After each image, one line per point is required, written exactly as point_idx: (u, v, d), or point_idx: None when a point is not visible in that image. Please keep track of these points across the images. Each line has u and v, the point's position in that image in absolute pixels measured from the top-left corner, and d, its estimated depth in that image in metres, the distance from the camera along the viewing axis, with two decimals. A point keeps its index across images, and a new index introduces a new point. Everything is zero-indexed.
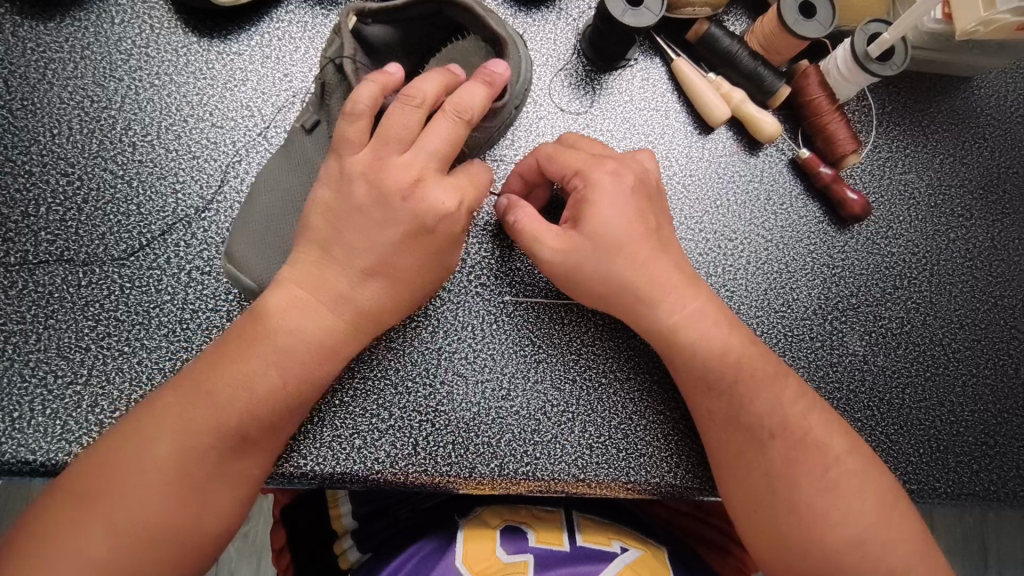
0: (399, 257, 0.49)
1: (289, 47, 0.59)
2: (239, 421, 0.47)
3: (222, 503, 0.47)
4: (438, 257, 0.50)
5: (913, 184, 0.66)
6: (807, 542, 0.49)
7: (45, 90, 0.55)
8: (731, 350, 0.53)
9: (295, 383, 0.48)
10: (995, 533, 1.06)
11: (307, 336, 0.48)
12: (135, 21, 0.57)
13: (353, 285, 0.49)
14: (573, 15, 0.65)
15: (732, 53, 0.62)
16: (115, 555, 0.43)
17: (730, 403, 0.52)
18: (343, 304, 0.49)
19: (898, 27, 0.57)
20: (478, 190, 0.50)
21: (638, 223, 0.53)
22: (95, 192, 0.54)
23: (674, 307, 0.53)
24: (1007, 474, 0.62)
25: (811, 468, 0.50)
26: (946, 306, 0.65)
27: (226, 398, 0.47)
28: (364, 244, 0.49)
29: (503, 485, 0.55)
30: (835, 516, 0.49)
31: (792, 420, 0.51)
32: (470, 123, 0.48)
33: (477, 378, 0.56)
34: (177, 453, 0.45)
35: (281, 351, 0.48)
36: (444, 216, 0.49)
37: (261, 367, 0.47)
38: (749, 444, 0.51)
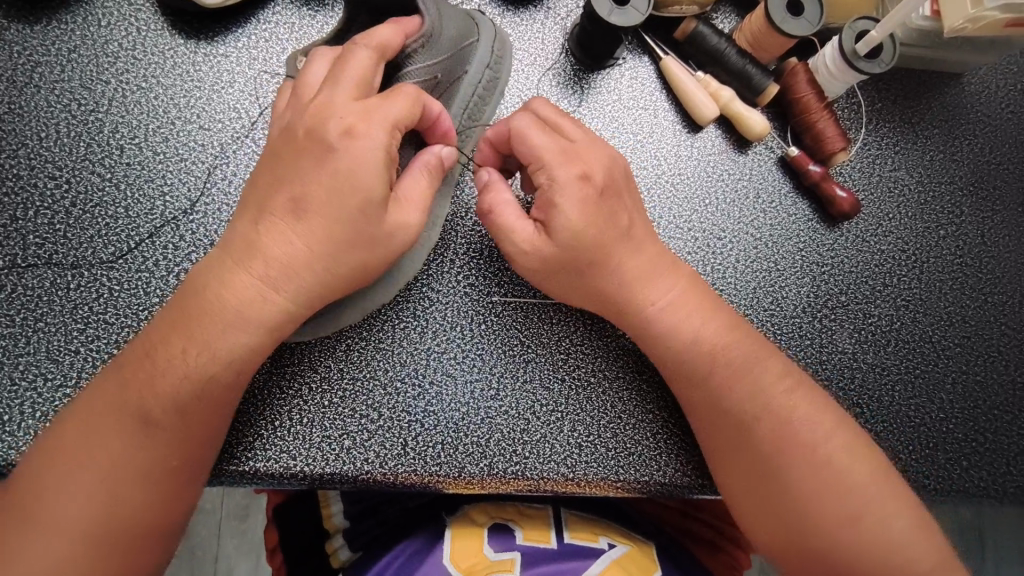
0: (315, 189, 0.47)
1: (275, 48, 0.59)
2: (143, 400, 0.46)
3: (143, 488, 0.46)
4: (367, 196, 0.46)
5: (902, 181, 0.66)
6: (812, 527, 0.49)
7: (33, 94, 0.55)
8: (710, 334, 0.53)
9: (200, 348, 0.47)
10: (992, 528, 1.06)
11: (227, 302, 0.47)
12: (121, 23, 0.57)
13: (271, 240, 0.47)
14: (560, 14, 0.65)
15: (719, 51, 0.62)
16: (45, 549, 0.44)
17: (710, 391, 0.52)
18: (265, 259, 0.47)
19: (886, 25, 0.57)
20: (388, 102, 0.47)
21: (615, 211, 0.52)
22: (83, 195, 0.54)
23: (654, 297, 0.53)
24: (997, 471, 0.62)
25: (798, 459, 0.50)
26: (936, 303, 0.65)
27: (136, 376, 0.46)
28: (282, 191, 0.47)
29: (492, 485, 0.55)
30: (830, 492, 0.49)
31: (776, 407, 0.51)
32: (377, 49, 0.50)
33: (466, 379, 0.56)
34: (87, 438, 0.46)
35: (209, 323, 0.47)
36: (345, 131, 0.46)
37: (167, 339, 0.47)
38: (736, 428, 0.51)
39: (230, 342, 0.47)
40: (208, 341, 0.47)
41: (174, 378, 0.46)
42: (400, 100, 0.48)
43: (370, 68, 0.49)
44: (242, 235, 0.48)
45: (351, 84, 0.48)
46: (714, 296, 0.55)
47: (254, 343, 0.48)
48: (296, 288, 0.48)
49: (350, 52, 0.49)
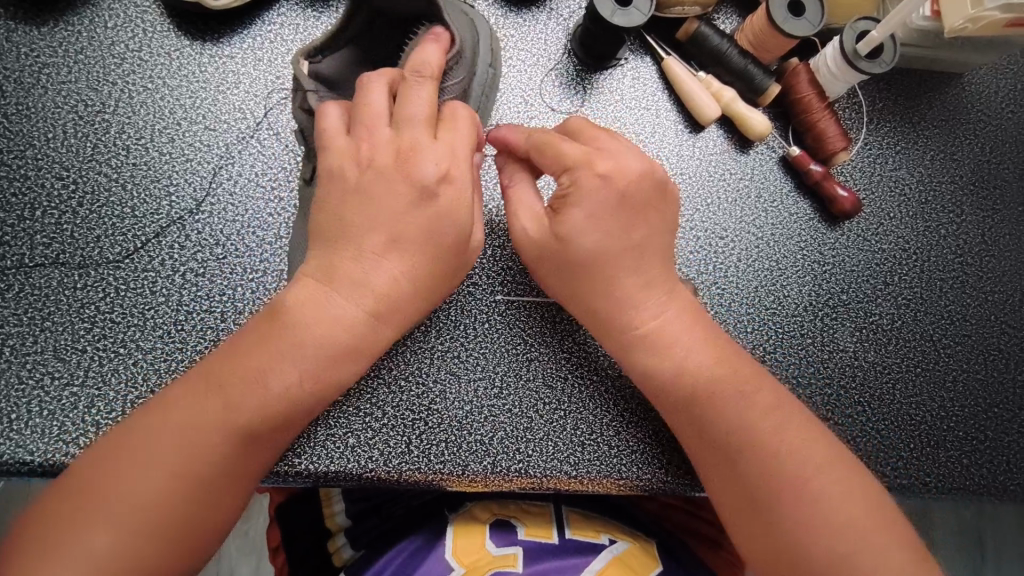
0: (410, 228, 0.49)
1: (281, 49, 0.59)
2: (253, 421, 0.47)
3: (227, 498, 0.47)
4: (456, 229, 0.50)
5: (903, 180, 0.66)
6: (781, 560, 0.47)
7: (40, 95, 0.56)
8: (693, 359, 0.52)
9: (309, 377, 0.48)
10: (993, 528, 1.07)
11: (329, 330, 0.48)
12: (127, 25, 0.57)
13: (368, 267, 0.49)
14: (563, 15, 0.65)
15: (721, 52, 0.63)
16: (120, 548, 0.43)
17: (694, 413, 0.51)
18: (362, 290, 0.49)
19: (887, 25, 0.57)
20: (467, 141, 0.50)
21: (617, 223, 0.52)
22: (90, 195, 0.55)
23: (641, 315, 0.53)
24: (997, 468, 0.62)
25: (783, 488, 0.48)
26: (937, 302, 0.65)
27: (243, 395, 0.47)
28: (369, 223, 0.49)
29: (495, 482, 0.56)
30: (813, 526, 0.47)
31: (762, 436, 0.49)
32: (435, 79, 0.50)
33: (470, 377, 0.57)
34: (188, 449, 0.45)
35: (304, 351, 0.48)
36: (441, 176, 0.49)
37: (275, 360, 0.48)
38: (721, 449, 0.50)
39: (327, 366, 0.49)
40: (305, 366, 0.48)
41: (283, 406, 0.48)
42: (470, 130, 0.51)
43: (433, 103, 0.50)
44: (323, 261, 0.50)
45: (426, 121, 0.50)
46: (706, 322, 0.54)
47: (351, 374, 0.50)
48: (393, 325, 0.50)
49: (411, 85, 0.50)
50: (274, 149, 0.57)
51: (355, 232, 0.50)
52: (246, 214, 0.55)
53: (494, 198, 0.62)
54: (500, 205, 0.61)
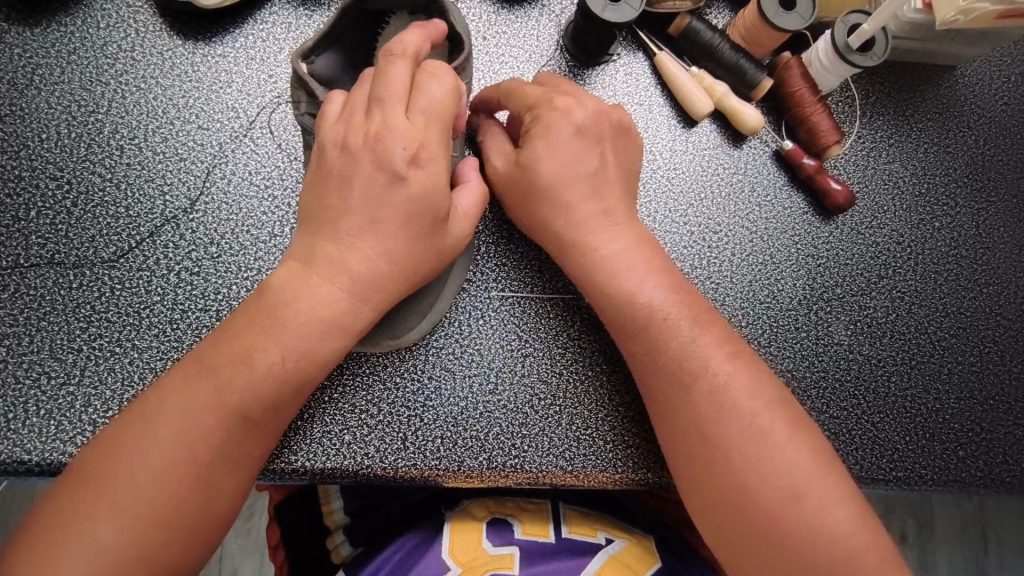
0: (385, 213, 0.49)
1: (273, 48, 0.59)
2: (244, 403, 0.47)
3: (224, 480, 0.46)
4: (433, 210, 0.49)
5: (897, 173, 0.66)
6: (728, 487, 0.48)
7: (34, 96, 0.56)
8: (657, 293, 0.53)
9: (296, 356, 0.48)
10: (996, 521, 1.06)
11: (314, 310, 0.49)
12: (120, 25, 0.58)
13: (347, 248, 0.49)
14: (555, 11, 0.65)
15: (713, 46, 0.63)
16: (122, 538, 0.43)
17: (651, 344, 0.52)
18: (341, 272, 0.49)
19: (878, 18, 0.57)
20: (443, 124, 0.48)
21: (578, 156, 0.55)
22: (84, 195, 0.55)
23: (599, 245, 0.54)
24: (993, 460, 0.63)
25: (732, 418, 0.49)
26: (931, 295, 0.65)
27: (231, 377, 0.47)
28: (344, 205, 0.49)
29: (491, 478, 0.56)
30: (758, 453, 0.48)
31: (712, 366, 0.51)
32: (414, 64, 0.48)
33: (465, 373, 0.57)
34: (182, 435, 0.45)
35: (286, 333, 0.48)
36: (412, 161, 0.48)
37: (263, 340, 0.48)
38: (676, 378, 0.51)
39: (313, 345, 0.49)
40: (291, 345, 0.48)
41: (274, 388, 0.48)
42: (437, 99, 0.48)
43: (408, 84, 0.48)
44: (306, 243, 0.50)
45: (399, 102, 0.48)
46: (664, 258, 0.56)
47: (339, 351, 0.50)
48: (373, 307, 0.50)
49: (386, 66, 0.48)
50: (267, 148, 0.57)
51: (331, 215, 0.49)
52: (240, 212, 0.56)
53: None
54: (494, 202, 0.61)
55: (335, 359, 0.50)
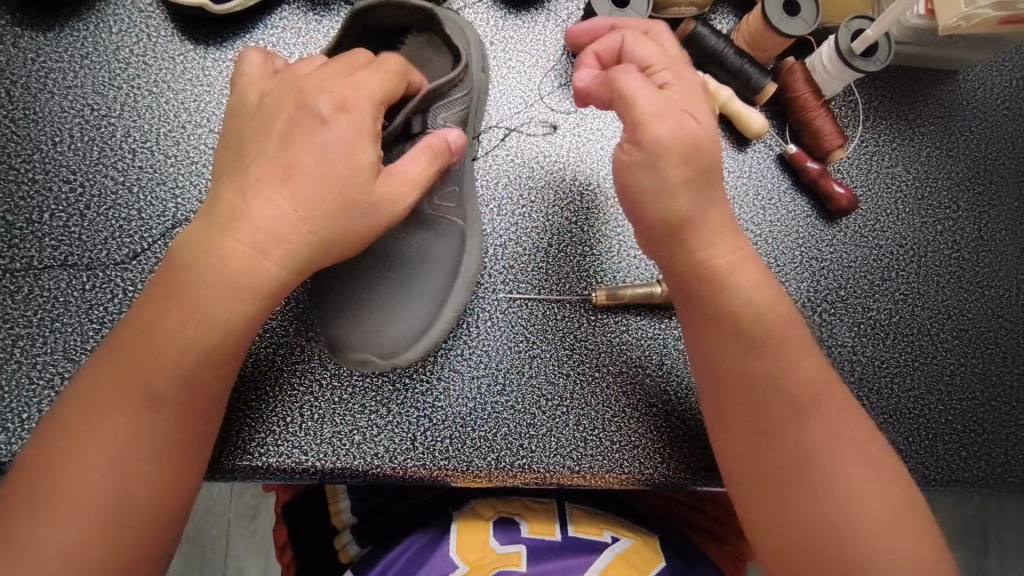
0: (305, 159, 0.45)
1: (283, 53, 0.60)
2: (154, 379, 0.44)
3: (152, 464, 0.44)
4: (353, 163, 0.45)
5: (899, 177, 0.67)
6: (817, 522, 0.44)
7: (47, 100, 0.56)
8: (769, 307, 0.49)
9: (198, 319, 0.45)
10: (997, 520, 1.07)
11: (219, 270, 0.44)
12: (132, 30, 0.58)
13: (254, 199, 0.44)
14: (561, 16, 0.66)
15: (718, 51, 0.63)
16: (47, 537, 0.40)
17: (763, 362, 0.48)
18: (250, 225, 0.44)
19: (881, 23, 0.58)
20: (374, 79, 0.48)
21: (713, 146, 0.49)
22: (97, 198, 0.55)
23: (723, 251, 0.49)
24: (995, 461, 0.63)
25: (834, 451, 0.45)
26: (933, 297, 0.66)
27: (142, 353, 0.44)
28: (261, 157, 0.45)
29: (499, 478, 0.56)
30: (859, 491, 0.44)
31: (818, 396, 0.47)
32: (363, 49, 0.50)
33: (473, 374, 0.58)
34: (99, 421, 0.43)
35: (195, 299, 0.45)
36: (339, 108, 0.46)
37: (167, 310, 0.45)
38: (784, 402, 0.47)
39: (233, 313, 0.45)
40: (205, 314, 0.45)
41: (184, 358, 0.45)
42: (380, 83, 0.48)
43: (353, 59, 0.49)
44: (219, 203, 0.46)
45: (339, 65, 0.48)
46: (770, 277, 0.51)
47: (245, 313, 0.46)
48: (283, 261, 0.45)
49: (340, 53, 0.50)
50: None
51: (247, 170, 0.45)
52: None
53: (494, 199, 0.62)
54: (501, 204, 0.62)
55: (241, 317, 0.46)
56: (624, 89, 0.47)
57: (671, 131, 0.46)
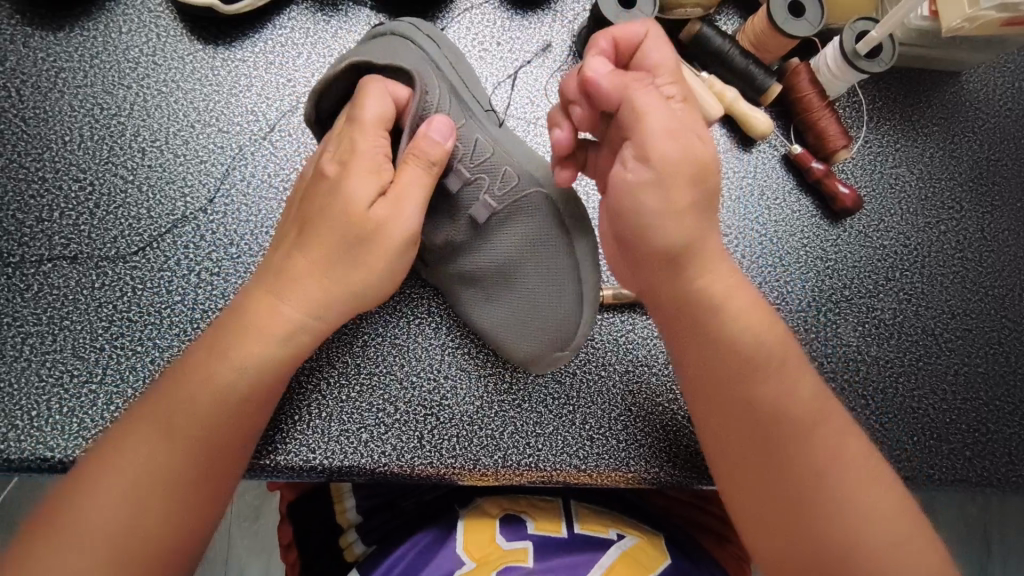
0: (317, 208, 0.48)
1: (291, 53, 0.61)
2: (182, 416, 0.45)
3: (171, 500, 0.44)
4: (355, 204, 0.47)
5: (903, 177, 0.67)
6: (825, 547, 0.44)
7: (57, 99, 0.57)
8: (760, 333, 0.48)
9: (224, 358, 0.46)
10: (998, 521, 1.07)
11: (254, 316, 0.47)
12: (141, 30, 0.59)
13: (287, 255, 0.48)
14: (568, 17, 0.66)
15: (724, 52, 0.64)
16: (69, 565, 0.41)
17: (757, 388, 0.47)
18: (279, 277, 0.48)
19: (885, 25, 0.58)
20: (372, 104, 0.47)
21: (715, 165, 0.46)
22: (107, 197, 0.56)
23: (714, 277, 0.48)
24: (999, 460, 0.63)
25: (835, 478, 0.45)
26: (937, 297, 0.66)
27: (175, 393, 0.46)
28: (295, 217, 0.49)
29: (506, 476, 0.56)
30: (865, 518, 0.44)
31: (815, 420, 0.47)
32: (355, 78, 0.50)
33: (480, 373, 0.58)
34: (126, 456, 0.44)
35: (226, 343, 0.47)
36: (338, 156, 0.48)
37: (206, 353, 0.47)
38: (777, 429, 0.46)
39: (281, 349, 0.48)
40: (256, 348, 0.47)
41: (213, 398, 0.46)
42: (372, 110, 0.47)
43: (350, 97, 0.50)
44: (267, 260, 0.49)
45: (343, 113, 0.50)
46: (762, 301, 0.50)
47: (267, 355, 0.47)
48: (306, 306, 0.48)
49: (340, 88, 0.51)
50: (286, 151, 0.58)
51: (287, 230, 0.50)
52: (260, 214, 0.57)
53: None
54: None
55: (263, 359, 0.47)
56: (636, 103, 0.44)
57: (678, 150, 0.44)
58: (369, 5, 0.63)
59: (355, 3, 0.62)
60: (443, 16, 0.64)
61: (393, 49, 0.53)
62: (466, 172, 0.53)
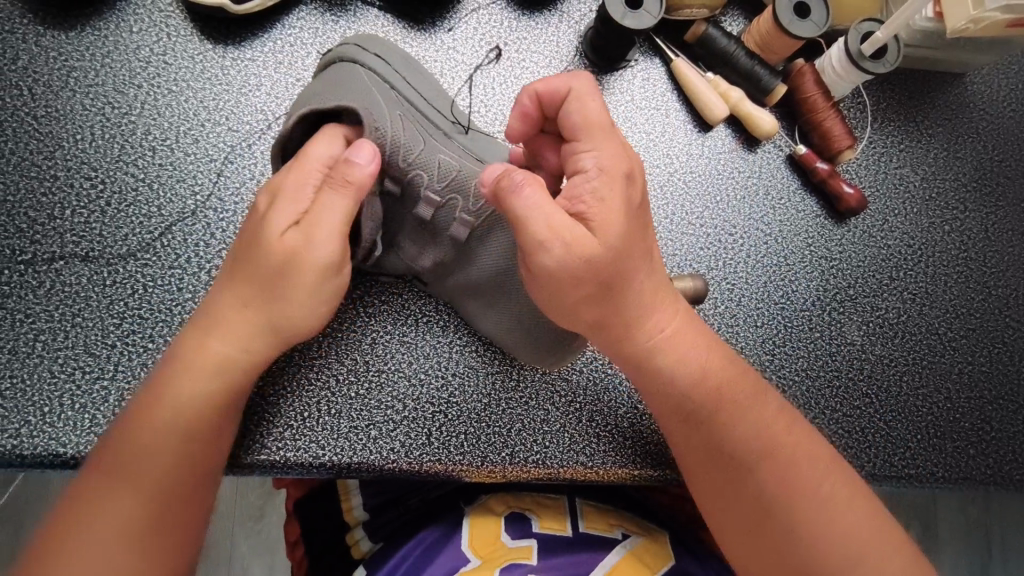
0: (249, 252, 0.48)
1: (300, 52, 0.61)
2: (137, 458, 0.46)
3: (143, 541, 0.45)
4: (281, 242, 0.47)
5: (907, 177, 0.68)
6: (796, 557, 0.48)
7: (68, 98, 0.57)
8: (710, 371, 0.51)
9: (171, 399, 0.48)
10: (999, 523, 1.08)
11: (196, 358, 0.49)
12: (152, 30, 0.59)
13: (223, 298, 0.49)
14: (574, 18, 0.67)
15: (729, 53, 0.64)
16: None
17: (716, 424, 0.50)
18: (220, 319, 0.49)
19: (889, 26, 0.59)
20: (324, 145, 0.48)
21: (643, 224, 0.48)
22: (118, 195, 0.56)
23: (655, 328, 0.51)
24: (1003, 459, 0.64)
25: (802, 495, 0.48)
26: (941, 296, 0.66)
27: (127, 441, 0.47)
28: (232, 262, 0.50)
29: (514, 473, 0.57)
30: (831, 532, 0.48)
31: (779, 445, 0.50)
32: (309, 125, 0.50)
33: (488, 370, 0.58)
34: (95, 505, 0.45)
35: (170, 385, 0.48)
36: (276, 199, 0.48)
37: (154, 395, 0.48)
38: (737, 459, 0.50)
39: (215, 380, 0.48)
40: (190, 382, 0.48)
41: (167, 436, 0.47)
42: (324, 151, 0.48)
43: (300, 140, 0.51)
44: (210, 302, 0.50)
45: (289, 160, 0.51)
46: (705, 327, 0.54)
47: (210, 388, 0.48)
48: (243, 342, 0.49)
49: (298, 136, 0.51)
50: None
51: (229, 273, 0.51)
52: None
53: None
54: None
55: (208, 392, 0.48)
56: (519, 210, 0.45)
57: (602, 228, 0.45)
58: (377, 5, 0.63)
59: (363, 3, 0.63)
60: (450, 16, 0.65)
61: (340, 80, 0.53)
62: (435, 196, 0.53)
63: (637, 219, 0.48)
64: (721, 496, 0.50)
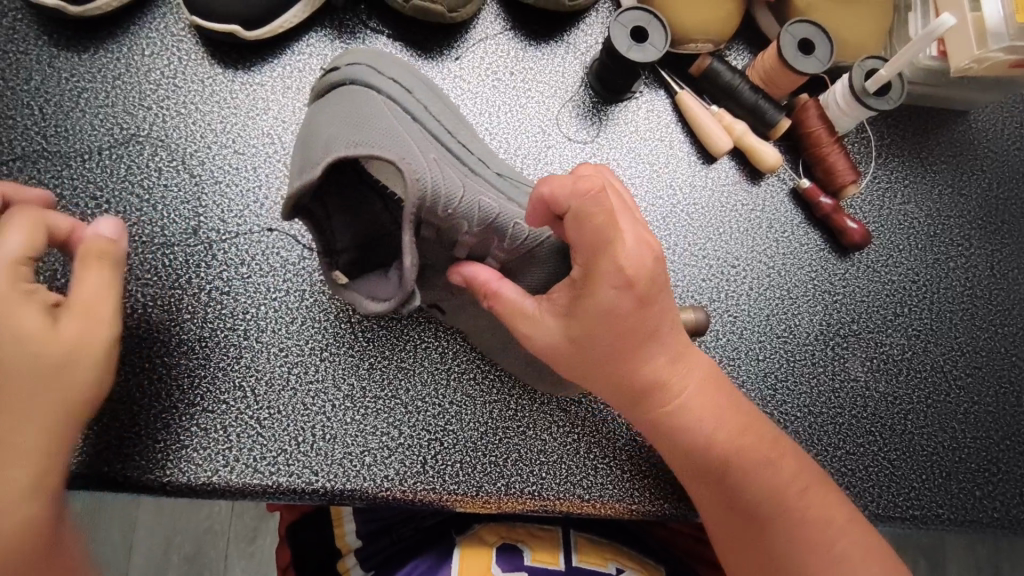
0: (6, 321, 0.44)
1: (308, 78, 0.62)
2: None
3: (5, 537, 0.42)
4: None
5: (912, 214, 0.68)
6: None
7: (78, 118, 0.58)
8: (722, 432, 0.51)
9: None
10: (1009, 561, 1.05)
11: None
12: (163, 53, 0.60)
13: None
14: (581, 49, 0.68)
15: (733, 87, 0.64)
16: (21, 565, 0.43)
17: (725, 484, 0.50)
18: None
19: (894, 64, 0.59)
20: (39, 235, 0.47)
21: (644, 320, 0.47)
22: (122, 215, 0.57)
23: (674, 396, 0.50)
24: (1010, 501, 0.63)
25: (815, 556, 0.48)
26: (947, 333, 0.66)
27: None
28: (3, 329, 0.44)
29: (509, 504, 0.56)
30: None
31: (793, 504, 0.49)
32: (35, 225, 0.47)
33: (486, 399, 0.58)
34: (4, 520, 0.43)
35: None
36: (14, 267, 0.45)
37: None
38: (746, 519, 0.50)
39: None
40: None
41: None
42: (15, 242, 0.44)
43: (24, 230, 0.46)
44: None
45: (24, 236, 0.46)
46: (722, 380, 0.53)
47: None
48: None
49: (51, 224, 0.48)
50: None
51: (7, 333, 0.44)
52: (271, 236, 0.58)
53: None
54: None
55: None
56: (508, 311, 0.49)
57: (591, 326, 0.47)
58: (386, 32, 0.64)
59: (372, 30, 0.64)
60: (457, 45, 0.65)
61: (359, 115, 0.45)
62: None
63: (625, 321, 0.47)
64: (733, 548, 0.51)
